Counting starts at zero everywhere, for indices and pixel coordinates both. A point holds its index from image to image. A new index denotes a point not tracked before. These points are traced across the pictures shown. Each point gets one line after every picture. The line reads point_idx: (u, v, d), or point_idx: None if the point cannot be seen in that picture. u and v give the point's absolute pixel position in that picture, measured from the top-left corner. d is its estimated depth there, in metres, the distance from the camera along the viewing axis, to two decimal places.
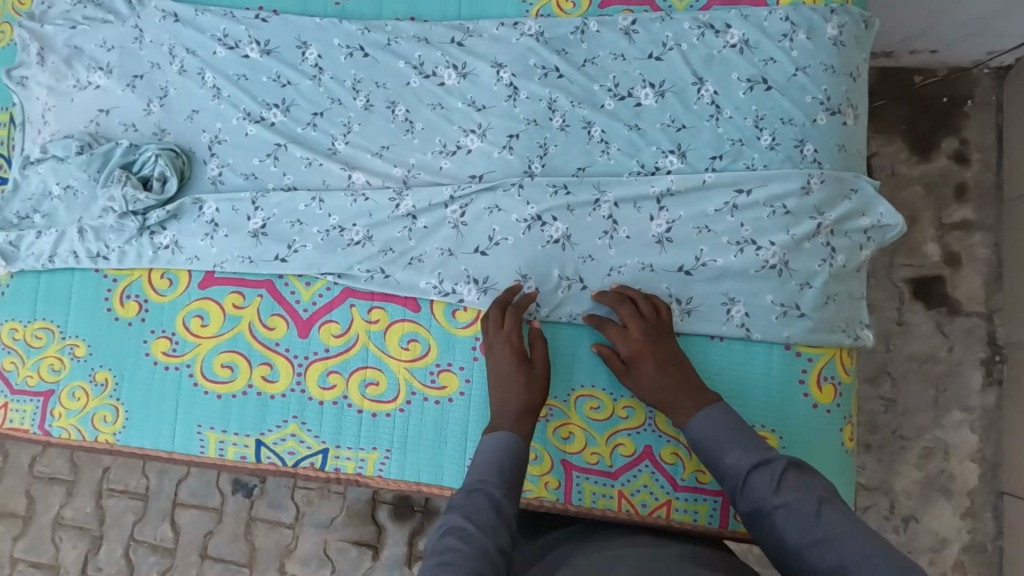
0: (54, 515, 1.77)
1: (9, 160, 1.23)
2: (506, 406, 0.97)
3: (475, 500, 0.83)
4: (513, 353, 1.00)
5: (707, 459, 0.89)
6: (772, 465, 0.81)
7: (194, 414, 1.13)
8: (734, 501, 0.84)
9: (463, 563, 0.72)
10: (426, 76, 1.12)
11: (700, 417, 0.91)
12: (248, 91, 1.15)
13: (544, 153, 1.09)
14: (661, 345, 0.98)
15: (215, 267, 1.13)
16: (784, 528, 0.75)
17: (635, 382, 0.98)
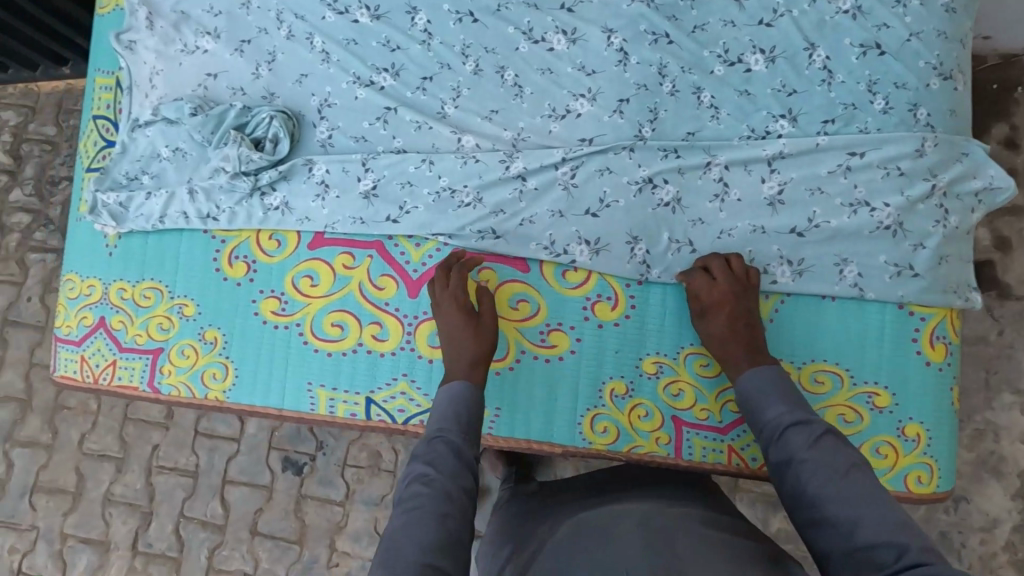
0: (104, 491, 1.79)
1: (116, 123, 1.24)
2: (458, 358, 1.02)
3: (436, 448, 0.87)
4: (457, 308, 1.06)
5: (749, 412, 0.92)
6: (812, 426, 0.83)
7: (304, 372, 1.15)
8: (766, 450, 0.87)
9: (430, 509, 0.79)
10: (536, 42, 1.14)
11: (756, 372, 0.95)
12: (359, 55, 1.17)
13: (654, 117, 1.10)
14: (739, 303, 1.01)
15: (326, 228, 1.15)
16: (808, 480, 0.78)
17: (702, 329, 1.03)
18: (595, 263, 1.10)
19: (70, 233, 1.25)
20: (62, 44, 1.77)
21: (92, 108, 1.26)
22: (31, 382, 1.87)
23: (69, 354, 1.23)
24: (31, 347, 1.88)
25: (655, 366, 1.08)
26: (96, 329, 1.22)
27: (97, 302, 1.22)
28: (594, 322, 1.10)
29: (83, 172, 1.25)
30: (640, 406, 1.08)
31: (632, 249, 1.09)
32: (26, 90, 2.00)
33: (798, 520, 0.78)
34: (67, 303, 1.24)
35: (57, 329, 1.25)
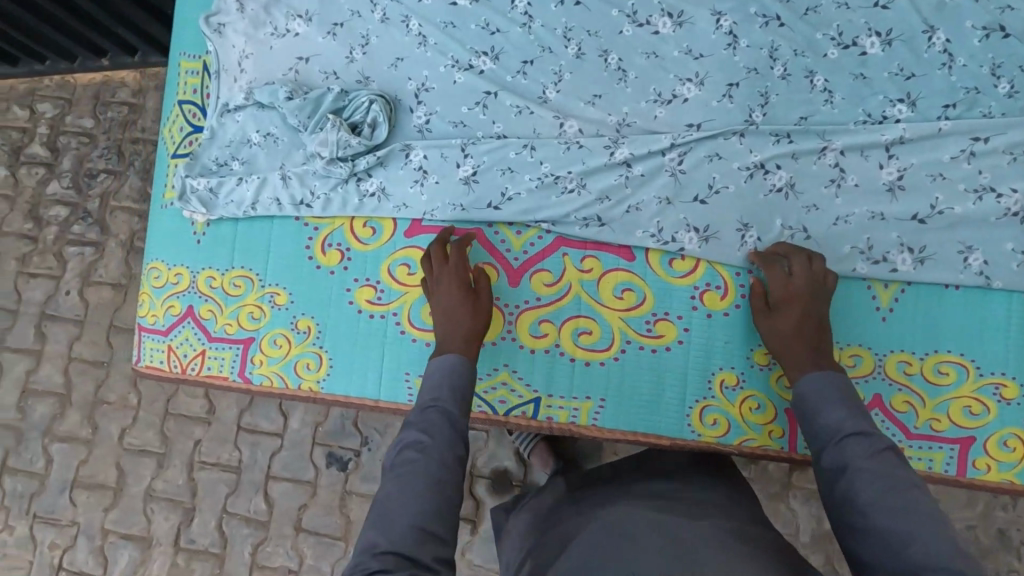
0: (145, 487, 1.76)
1: (203, 109, 1.23)
2: (452, 333, 1.01)
3: (429, 417, 0.87)
4: (456, 284, 1.05)
5: (803, 414, 0.89)
6: (873, 437, 0.80)
7: (401, 363, 1.13)
8: (819, 454, 0.84)
9: (422, 473, 0.80)
10: (640, 25, 1.11)
11: (822, 374, 0.91)
12: (457, 39, 1.14)
13: (765, 102, 1.08)
14: (813, 304, 0.99)
15: (424, 215, 1.12)
16: (859, 488, 0.75)
17: (768, 323, 1.01)
18: (705, 251, 1.07)
19: (154, 221, 1.23)
20: (102, 35, 1.76)
21: (177, 93, 1.24)
22: (70, 376, 1.84)
23: (156, 343, 1.21)
24: (70, 341, 1.86)
25: (767, 357, 1.05)
26: (184, 318, 1.19)
27: (185, 291, 1.19)
28: (702, 311, 1.08)
29: (169, 158, 1.23)
30: (751, 398, 1.06)
31: (742, 237, 1.06)
32: (61, 82, 1.98)
33: (842, 527, 0.76)
34: (153, 291, 1.21)
35: (143, 319, 1.22)
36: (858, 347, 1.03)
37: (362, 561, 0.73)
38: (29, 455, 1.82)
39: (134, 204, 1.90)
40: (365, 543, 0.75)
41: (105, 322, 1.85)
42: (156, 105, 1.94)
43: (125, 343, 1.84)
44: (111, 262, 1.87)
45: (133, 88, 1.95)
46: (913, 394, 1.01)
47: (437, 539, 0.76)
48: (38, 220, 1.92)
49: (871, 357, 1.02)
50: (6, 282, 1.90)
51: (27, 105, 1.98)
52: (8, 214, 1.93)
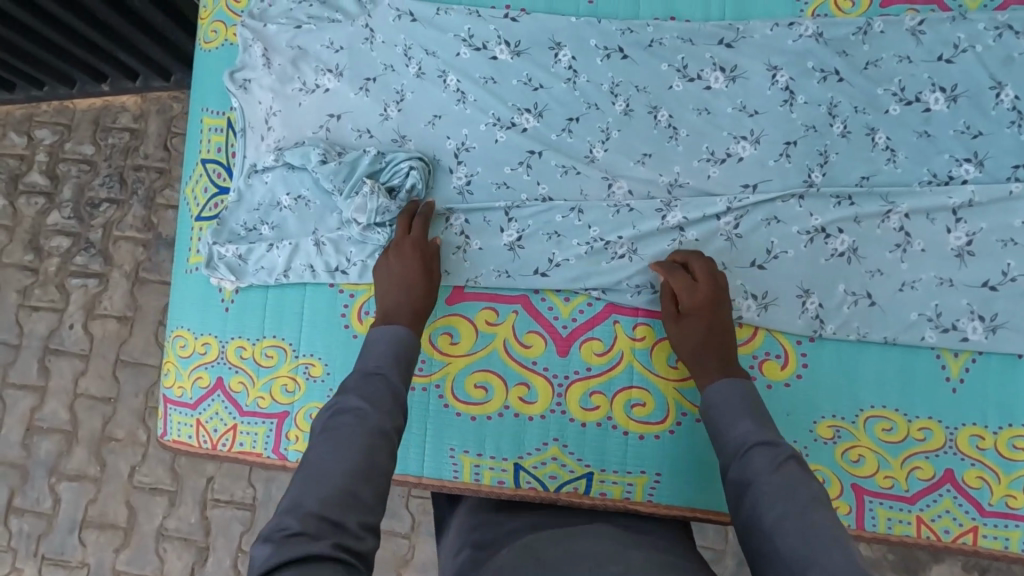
0: (157, 526, 1.70)
1: (229, 168, 1.17)
2: (402, 303, 0.99)
3: (373, 385, 0.83)
4: (420, 255, 1.03)
5: (715, 428, 0.86)
6: (779, 448, 0.77)
7: (445, 438, 1.08)
8: (726, 470, 0.80)
9: (357, 439, 0.75)
10: (691, 79, 1.06)
11: (727, 380, 0.89)
12: (498, 95, 1.09)
13: (825, 161, 1.03)
14: (716, 309, 0.98)
15: (467, 282, 1.07)
16: (765, 504, 0.71)
17: (679, 333, 0.98)
18: (764, 319, 1.02)
19: (179, 287, 1.17)
20: (101, 59, 1.65)
21: (199, 151, 1.18)
22: (76, 413, 1.77)
23: (183, 417, 1.15)
24: (75, 377, 1.79)
25: (831, 430, 1.01)
26: (213, 391, 1.13)
27: (213, 362, 1.13)
28: (763, 382, 1.02)
29: (192, 221, 1.17)
30: (816, 472, 1.01)
31: (803, 303, 1.02)
32: (60, 107, 1.90)
33: (750, 550, 0.70)
34: (179, 361, 1.15)
35: (168, 390, 1.16)
36: (928, 420, 0.99)
37: (281, 525, 0.65)
38: (35, 495, 1.75)
39: (138, 233, 1.83)
40: (288, 506, 0.67)
41: (111, 355, 1.78)
42: (157, 130, 1.86)
43: (132, 376, 1.77)
44: (115, 293, 1.81)
45: (133, 113, 1.87)
46: (987, 468, 0.98)
47: (364, 506, 0.69)
48: (38, 251, 1.84)
49: (942, 430, 0.99)
50: (8, 315, 1.83)
51: (24, 132, 1.90)
52: (7, 245, 1.85)
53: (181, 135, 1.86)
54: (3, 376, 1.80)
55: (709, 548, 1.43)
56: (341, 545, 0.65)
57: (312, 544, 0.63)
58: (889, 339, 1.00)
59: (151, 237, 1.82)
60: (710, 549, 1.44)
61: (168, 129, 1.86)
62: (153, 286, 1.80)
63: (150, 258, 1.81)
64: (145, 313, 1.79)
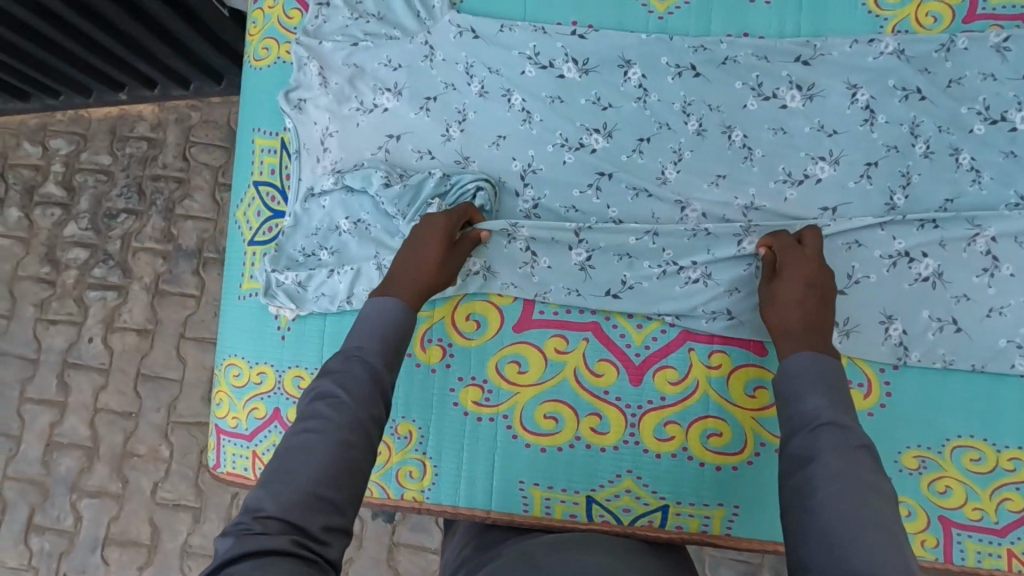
0: (181, 543, 1.64)
1: (284, 192, 1.13)
2: (407, 273, 0.93)
3: (352, 367, 0.76)
4: (443, 234, 0.96)
5: (782, 395, 0.79)
6: (849, 431, 0.70)
7: (514, 470, 1.05)
8: (786, 441, 0.74)
9: (329, 434, 0.69)
10: (766, 98, 1.03)
11: (812, 355, 0.80)
12: (565, 114, 1.05)
13: (907, 182, 1.00)
14: (816, 272, 0.91)
15: (536, 297, 1.04)
16: (821, 483, 0.66)
17: (770, 291, 0.93)
18: (847, 346, 0.99)
19: (233, 314, 1.13)
20: (122, 70, 1.61)
21: (251, 172, 1.15)
22: (97, 429, 1.70)
23: (239, 449, 1.11)
24: (94, 392, 1.72)
25: (917, 460, 0.98)
26: (270, 422, 1.09)
27: (270, 392, 1.09)
28: None
29: (245, 245, 1.14)
30: (902, 504, 0.98)
31: (886, 330, 0.99)
32: (75, 116, 1.84)
33: (790, 521, 0.67)
34: (233, 391, 1.11)
35: (222, 420, 1.12)
36: (1017, 450, 0.96)
37: (242, 522, 0.62)
38: (57, 512, 1.67)
39: (157, 245, 1.76)
40: (250, 504, 0.64)
41: (131, 370, 1.71)
42: (176, 140, 1.80)
43: (153, 392, 1.70)
44: (135, 306, 1.74)
45: (151, 122, 1.82)
46: None
47: (329, 506, 0.65)
48: (55, 263, 1.78)
49: None
50: (25, 329, 1.76)
51: (38, 141, 1.83)
52: (23, 257, 1.79)
53: (201, 145, 1.80)
54: (20, 392, 1.73)
55: (744, 561, 1.41)
56: (301, 543, 0.62)
57: (271, 543, 0.60)
58: (977, 367, 0.98)
59: (172, 248, 1.76)
60: (744, 561, 1.42)
61: (187, 139, 1.80)
62: (172, 299, 1.74)
63: (169, 270, 1.75)
64: (166, 327, 1.72)
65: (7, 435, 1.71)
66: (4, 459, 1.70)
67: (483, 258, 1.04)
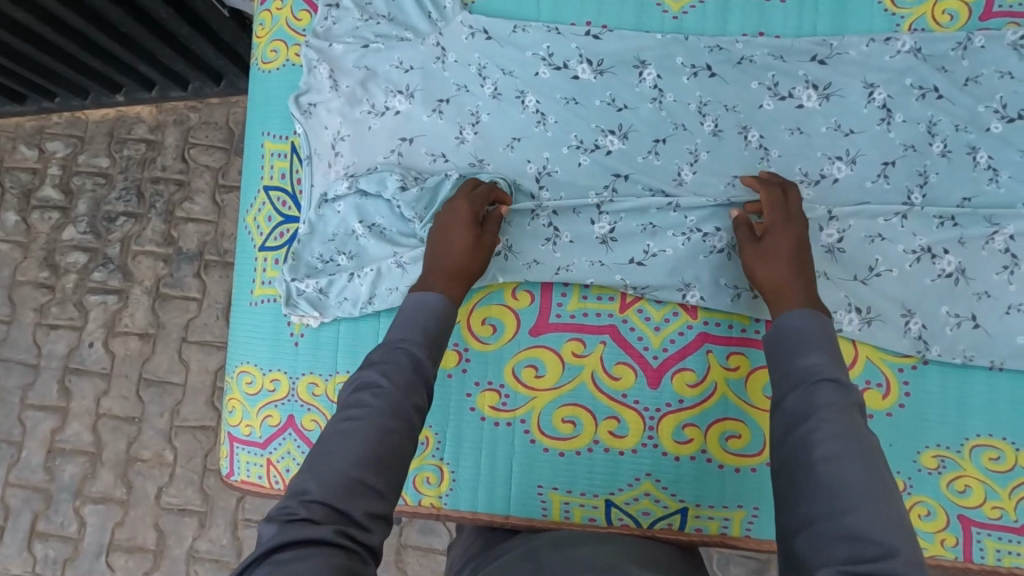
0: (187, 548, 1.62)
1: (295, 198, 1.12)
2: (444, 263, 0.91)
3: (395, 357, 0.75)
4: (471, 213, 0.95)
5: (777, 350, 0.77)
6: (847, 387, 0.69)
7: (532, 475, 1.04)
8: (783, 395, 0.72)
9: (375, 421, 0.68)
10: (782, 98, 1.02)
11: (811, 313, 0.79)
12: (582, 115, 1.04)
13: (925, 181, 0.99)
14: (802, 231, 0.91)
15: (558, 271, 1.03)
16: (818, 440, 0.65)
17: (758, 252, 0.91)
18: (869, 333, 0.98)
19: (244, 321, 1.12)
20: (123, 72, 1.60)
21: (262, 177, 1.13)
22: (100, 434, 1.68)
23: (253, 457, 1.10)
24: (97, 397, 1.70)
25: (936, 460, 0.98)
26: (284, 429, 1.08)
27: (284, 399, 1.08)
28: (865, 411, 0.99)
29: (255, 251, 1.12)
30: (921, 504, 0.98)
31: (906, 323, 0.98)
32: (72, 119, 1.81)
33: (783, 479, 0.66)
34: (246, 399, 1.10)
35: (234, 429, 1.11)
36: None
37: (286, 505, 0.62)
38: (61, 519, 1.66)
39: (158, 248, 1.74)
40: (294, 488, 0.64)
41: (134, 374, 1.70)
42: (175, 142, 1.78)
43: (157, 396, 1.68)
44: (136, 311, 1.72)
45: (149, 124, 1.79)
46: None
47: (373, 493, 0.65)
48: (55, 268, 1.75)
49: None
50: (25, 335, 1.74)
51: (35, 144, 1.81)
52: (21, 262, 1.76)
53: (200, 146, 1.78)
54: (21, 398, 1.71)
55: (753, 558, 1.41)
56: (345, 531, 0.61)
57: (316, 531, 0.59)
58: (996, 364, 0.98)
59: (173, 251, 1.74)
60: (754, 558, 1.42)
61: (187, 140, 1.78)
62: (174, 303, 1.72)
63: (171, 273, 1.73)
64: (169, 330, 1.71)
65: (9, 442, 1.70)
66: (6, 467, 1.69)
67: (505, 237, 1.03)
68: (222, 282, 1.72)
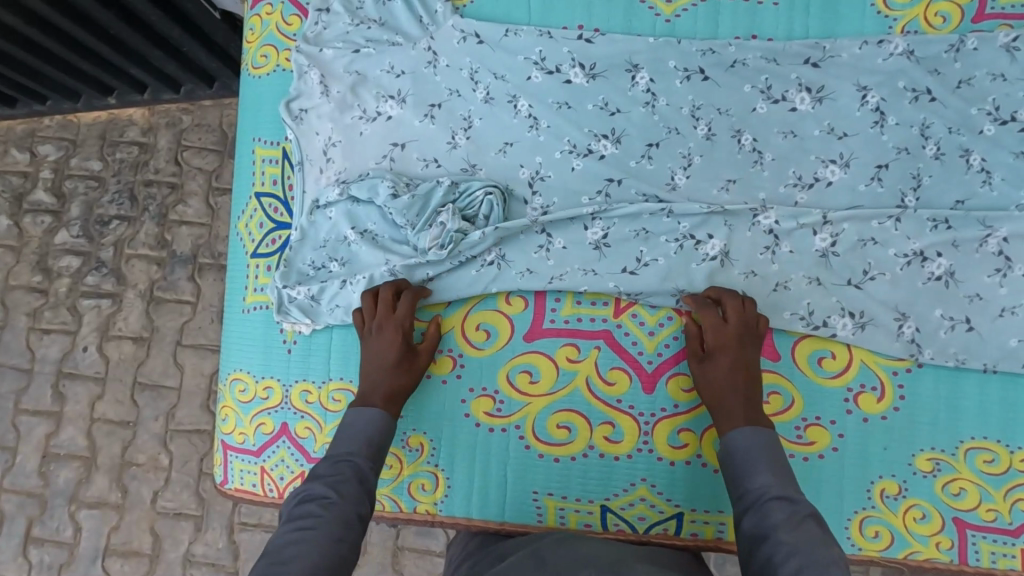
0: (183, 553, 1.62)
1: (287, 203, 1.11)
2: (378, 384, 0.97)
3: (341, 470, 0.87)
4: (399, 337, 0.99)
5: (732, 472, 0.88)
6: (795, 503, 0.79)
7: (528, 480, 1.04)
8: (741, 519, 0.82)
9: (323, 531, 0.78)
10: (776, 101, 1.02)
11: (752, 431, 0.89)
12: (574, 121, 1.04)
13: (918, 184, 0.99)
14: (746, 351, 0.96)
15: (552, 281, 1.02)
16: (780, 560, 0.72)
17: (702, 373, 0.96)
18: (861, 338, 0.98)
19: (236, 328, 1.11)
20: (113, 74, 1.59)
21: (253, 183, 1.12)
22: (95, 439, 1.67)
23: (247, 465, 1.09)
24: (91, 402, 1.69)
25: (931, 463, 0.98)
26: (278, 437, 1.08)
27: (277, 407, 1.08)
28: (858, 415, 0.99)
29: (247, 257, 1.12)
30: (915, 507, 0.98)
31: (900, 326, 0.98)
32: (64, 122, 1.80)
33: None
34: (239, 407, 1.09)
35: (228, 436, 1.11)
36: None
37: None
38: (56, 524, 1.65)
39: (151, 251, 1.73)
40: None
41: (128, 379, 1.69)
42: (168, 144, 1.77)
43: (151, 400, 1.67)
44: (130, 315, 1.71)
45: (141, 126, 1.78)
46: None
47: None
48: (48, 272, 1.74)
49: None
50: (18, 339, 1.72)
51: (27, 148, 1.79)
52: (14, 266, 1.75)
53: (193, 148, 1.76)
54: (15, 402, 1.70)
55: None
56: None
57: None
58: (989, 367, 0.98)
59: (167, 255, 1.73)
60: None
61: (179, 142, 1.77)
62: (168, 307, 1.71)
63: (164, 276, 1.72)
64: (163, 334, 1.70)
65: (3, 447, 1.68)
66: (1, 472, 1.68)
67: (499, 248, 1.04)
68: (216, 285, 1.71)
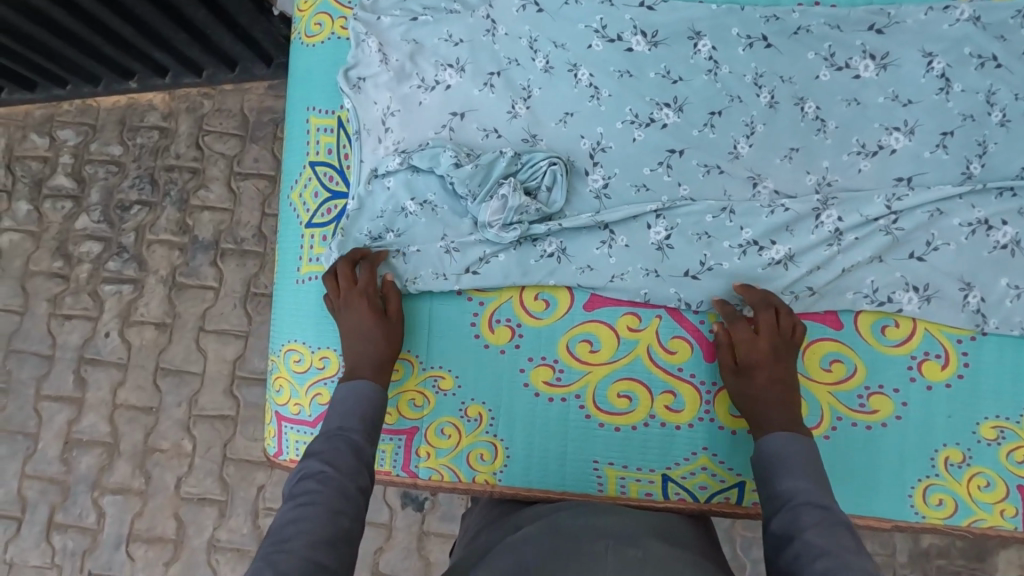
0: (207, 538, 1.60)
1: (342, 172, 1.11)
2: (363, 356, 0.98)
3: (335, 445, 0.87)
4: (364, 309, 1.00)
5: (764, 472, 0.87)
6: (831, 510, 0.79)
7: (589, 450, 1.03)
8: (770, 518, 0.82)
9: (324, 505, 0.78)
10: (839, 68, 1.01)
11: (786, 437, 0.89)
12: (635, 89, 1.03)
13: (983, 151, 0.99)
14: (780, 363, 0.95)
15: (613, 278, 1.01)
16: (807, 562, 0.73)
17: (740, 389, 0.96)
18: (926, 312, 0.98)
19: (287, 300, 1.11)
20: (136, 58, 1.57)
21: (307, 153, 1.12)
22: (117, 425, 1.66)
23: (302, 436, 1.09)
24: (112, 388, 1.68)
25: (995, 431, 0.98)
26: None
27: (333, 377, 1.07)
28: (923, 382, 0.99)
29: (301, 227, 1.11)
30: (980, 475, 0.98)
31: (965, 296, 0.98)
32: (83, 107, 1.78)
33: None
34: (294, 377, 1.09)
35: (283, 407, 1.10)
36: None
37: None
38: (78, 510, 1.63)
39: (173, 237, 1.72)
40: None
41: (151, 364, 1.68)
42: (188, 129, 1.76)
43: (174, 386, 1.66)
44: (151, 301, 1.70)
45: (162, 111, 1.77)
46: None
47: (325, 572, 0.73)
48: (68, 258, 1.73)
49: None
50: (39, 326, 1.71)
51: (46, 133, 1.78)
52: (34, 252, 1.74)
53: (215, 133, 1.75)
54: (36, 389, 1.69)
55: None
56: None
57: None
58: None
59: (189, 240, 1.71)
60: None
61: (200, 128, 1.75)
62: (190, 292, 1.70)
63: (186, 262, 1.71)
64: (185, 320, 1.69)
65: (25, 434, 1.67)
66: (23, 459, 1.66)
67: (560, 239, 1.03)
68: (238, 271, 1.70)
